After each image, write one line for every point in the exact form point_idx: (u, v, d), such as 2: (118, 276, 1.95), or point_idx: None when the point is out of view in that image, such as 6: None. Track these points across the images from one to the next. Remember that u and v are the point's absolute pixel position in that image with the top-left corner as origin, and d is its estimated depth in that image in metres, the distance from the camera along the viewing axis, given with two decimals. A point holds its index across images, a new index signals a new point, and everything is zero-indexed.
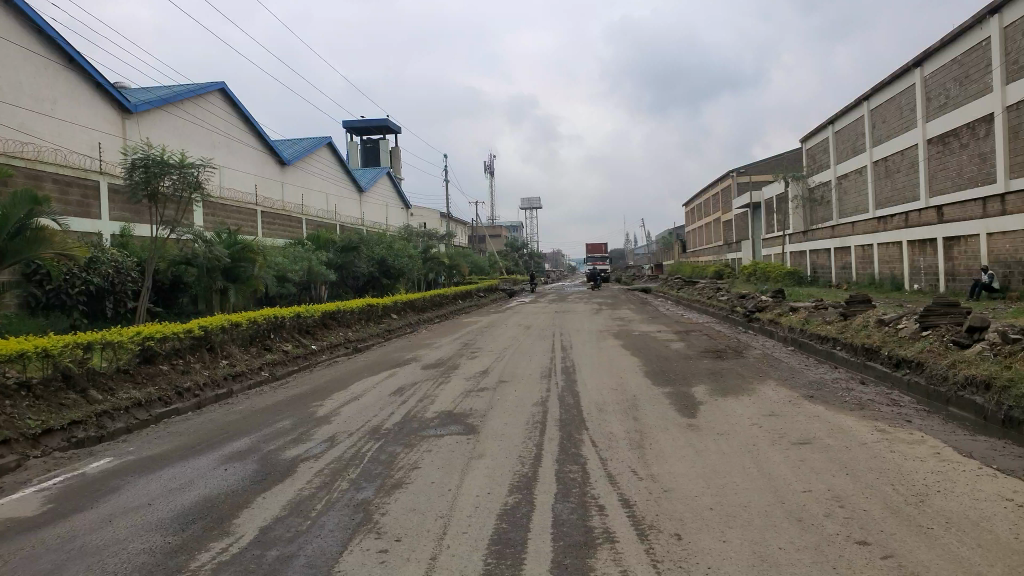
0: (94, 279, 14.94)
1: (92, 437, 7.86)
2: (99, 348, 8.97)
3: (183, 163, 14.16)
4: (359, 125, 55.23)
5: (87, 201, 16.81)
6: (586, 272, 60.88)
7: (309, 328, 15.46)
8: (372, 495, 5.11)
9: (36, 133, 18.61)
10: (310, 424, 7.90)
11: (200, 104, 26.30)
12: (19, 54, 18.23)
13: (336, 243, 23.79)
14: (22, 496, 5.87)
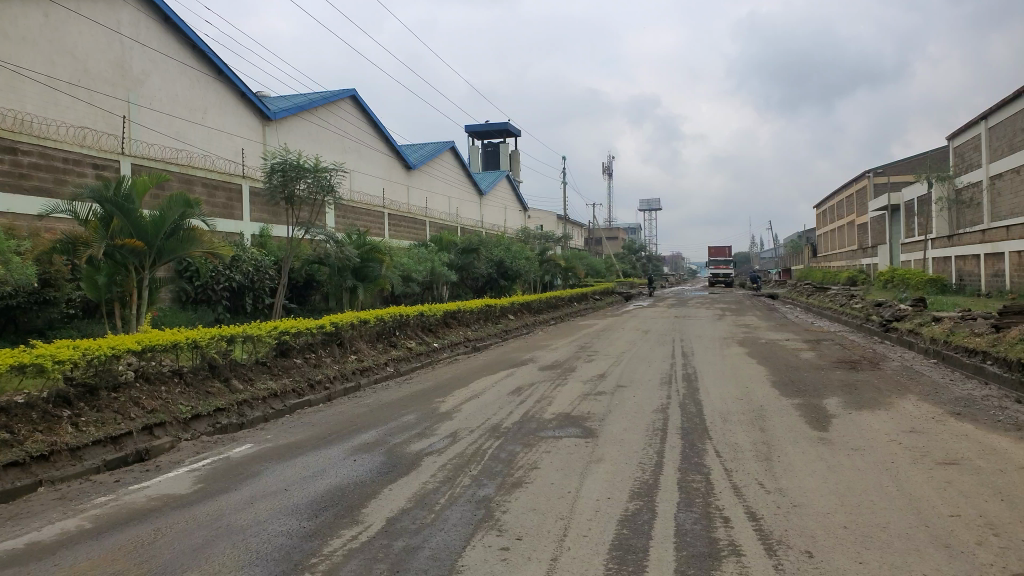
0: (236, 276, 15.96)
1: (234, 424, 8.41)
2: (242, 340, 9.61)
3: (316, 167, 14.86)
4: (481, 129, 56.23)
5: (231, 204, 18.02)
6: (754, 277, 53.05)
7: (431, 326, 15.90)
8: (493, 492, 5.19)
9: (189, 141, 20.12)
10: (433, 420, 8.13)
11: (334, 111, 27.64)
12: (175, 68, 19.77)
13: (458, 244, 24.39)
14: (176, 475, 6.38)
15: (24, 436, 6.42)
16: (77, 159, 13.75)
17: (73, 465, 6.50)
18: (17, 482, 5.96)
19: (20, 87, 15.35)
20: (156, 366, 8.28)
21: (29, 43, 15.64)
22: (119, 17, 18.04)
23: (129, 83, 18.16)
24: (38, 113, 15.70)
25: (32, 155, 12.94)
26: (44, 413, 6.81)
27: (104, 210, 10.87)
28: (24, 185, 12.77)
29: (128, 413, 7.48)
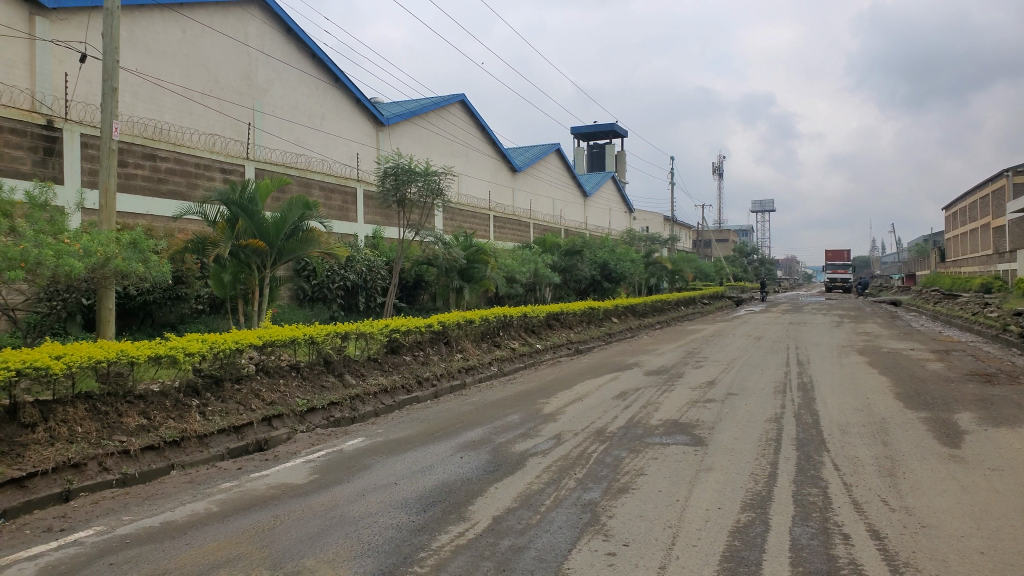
0: (350, 276, 16.54)
1: (346, 418, 8.71)
2: (354, 337, 9.96)
3: (427, 171, 15.21)
4: (587, 130, 56.02)
5: (346, 206, 18.71)
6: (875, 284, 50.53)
7: (535, 327, 15.97)
8: (599, 496, 5.15)
9: (309, 146, 21.03)
10: (538, 420, 8.15)
11: (443, 115, 28.22)
12: (296, 76, 20.72)
13: (562, 246, 24.30)
14: (293, 465, 6.67)
15: (159, 423, 6.88)
16: (207, 165, 14.64)
17: (201, 451, 6.91)
18: (152, 464, 6.40)
19: (158, 97, 16.50)
20: (275, 360, 8.72)
21: (167, 56, 16.76)
22: (246, 29, 19.09)
23: (255, 92, 19.18)
24: (173, 121, 16.83)
25: (169, 161, 13.88)
26: (176, 402, 7.28)
27: (231, 212, 11.54)
28: (161, 189, 13.71)
29: (250, 404, 7.89)
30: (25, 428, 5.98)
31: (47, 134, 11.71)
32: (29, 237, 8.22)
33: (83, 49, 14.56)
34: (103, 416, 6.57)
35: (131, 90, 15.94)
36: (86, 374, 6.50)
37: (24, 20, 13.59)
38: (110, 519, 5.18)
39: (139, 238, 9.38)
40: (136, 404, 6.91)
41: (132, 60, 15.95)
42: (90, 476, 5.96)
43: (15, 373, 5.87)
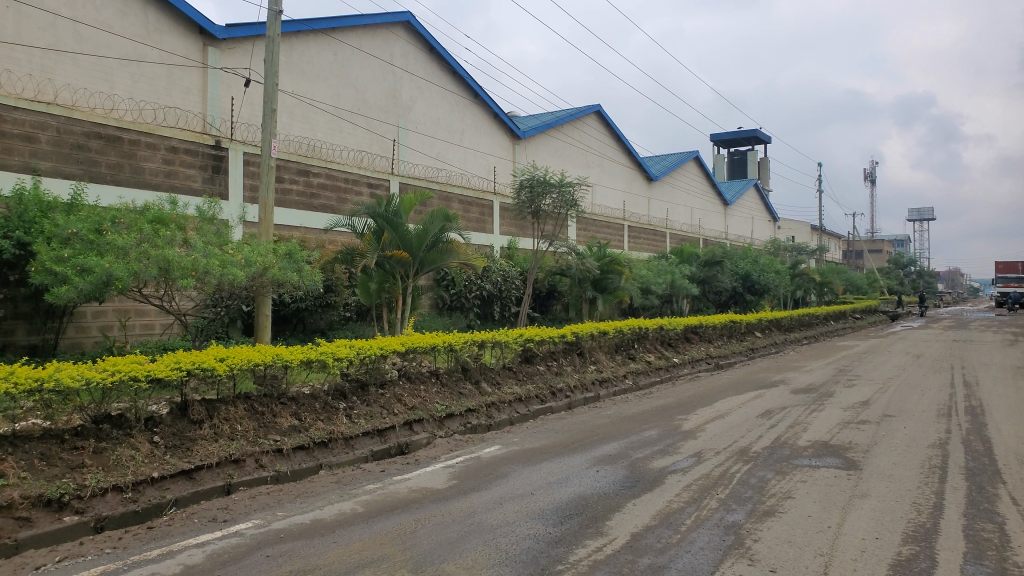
0: (486, 286, 16.88)
1: (482, 425, 8.85)
2: (490, 346, 10.16)
3: (562, 183, 15.26)
4: (728, 137, 54.35)
5: (484, 218, 19.11)
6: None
7: (672, 340, 15.64)
8: (743, 518, 4.94)
9: (449, 160, 21.69)
10: (677, 437, 7.94)
11: (579, 126, 28.27)
12: (438, 93, 21.43)
13: (700, 257, 23.62)
14: (433, 470, 6.85)
15: (309, 424, 7.27)
16: (356, 180, 15.41)
17: (347, 452, 7.23)
18: (303, 463, 6.77)
19: (312, 117, 17.57)
20: (416, 366, 9.03)
21: (321, 78, 17.81)
22: (391, 50, 19.95)
23: (399, 109, 20.01)
24: (325, 139, 17.86)
25: (321, 176, 14.71)
26: (325, 404, 7.68)
27: (376, 225, 12.09)
28: (313, 204, 14.57)
29: (392, 409, 8.19)
30: (194, 424, 6.51)
31: (215, 154, 12.72)
32: (200, 248, 8.95)
33: (248, 75, 15.71)
34: (261, 415, 7.04)
35: (289, 111, 17.05)
36: (245, 376, 7.00)
37: (197, 50, 14.85)
38: (266, 513, 5.52)
39: (294, 249, 10.01)
40: (289, 405, 7.34)
41: (289, 84, 17.06)
42: (249, 471, 6.37)
43: (185, 373, 6.41)
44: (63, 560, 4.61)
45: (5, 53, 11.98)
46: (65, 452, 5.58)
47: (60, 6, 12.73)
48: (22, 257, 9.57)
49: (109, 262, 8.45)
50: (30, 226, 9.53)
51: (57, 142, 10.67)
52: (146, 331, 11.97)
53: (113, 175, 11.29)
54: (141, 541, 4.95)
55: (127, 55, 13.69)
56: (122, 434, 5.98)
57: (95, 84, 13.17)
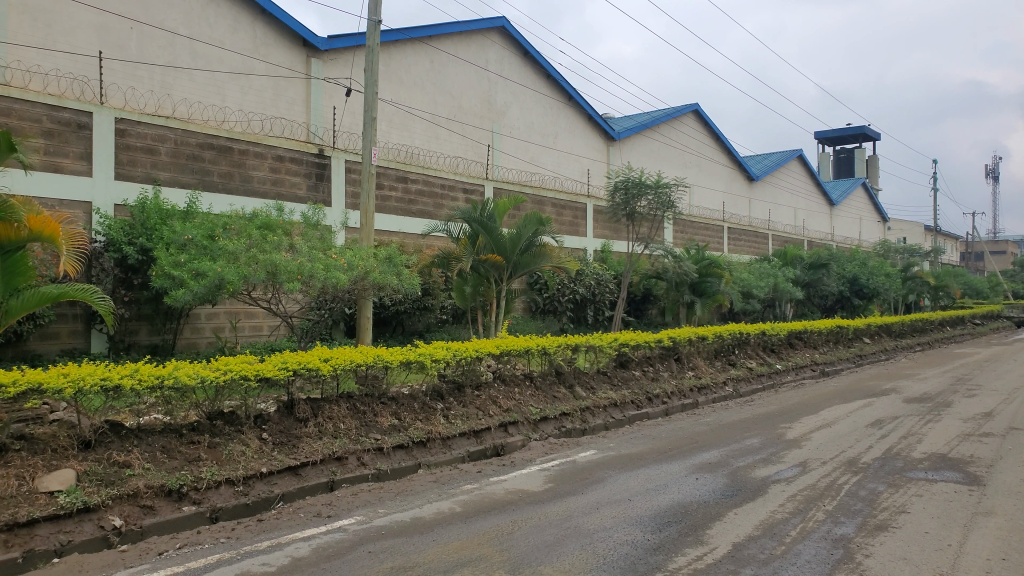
0: (580, 289, 16.82)
1: (577, 429, 8.81)
2: (585, 350, 10.11)
3: (657, 184, 15.03)
4: (834, 135, 52.18)
5: (577, 221, 19.06)
6: None
7: (774, 345, 15.13)
8: (853, 532, 4.72)
9: (543, 164, 21.75)
10: (780, 446, 7.66)
11: (675, 126, 27.80)
12: (532, 97, 21.55)
13: (805, 259, 22.72)
14: (529, 472, 6.88)
15: (408, 424, 7.44)
16: (451, 185, 15.69)
17: (444, 452, 7.35)
18: (402, 461, 6.93)
19: (409, 124, 18.00)
20: (511, 369, 9.09)
21: (418, 86, 18.23)
22: (486, 55, 20.19)
23: (493, 114, 20.24)
24: (422, 146, 18.27)
25: (418, 183, 15.05)
26: (423, 405, 7.84)
27: (471, 229, 12.24)
28: (411, 209, 14.90)
29: (488, 410, 8.26)
30: (299, 421, 6.77)
31: (319, 162, 13.22)
32: (305, 253, 9.32)
33: (349, 84, 16.24)
34: (362, 414, 7.26)
35: (387, 119, 17.53)
36: (347, 376, 7.23)
37: (302, 62, 15.47)
38: (368, 510, 5.68)
39: (393, 254, 10.27)
40: (389, 405, 7.54)
41: (388, 92, 17.54)
42: (351, 469, 6.56)
43: (292, 373, 6.69)
44: (183, 547, 4.89)
45: (130, 71, 12.87)
46: (183, 446, 5.94)
47: (178, 25, 13.56)
48: (144, 262, 10.30)
49: (221, 267, 8.93)
50: (150, 233, 10.25)
51: (175, 153, 11.34)
52: (255, 333, 12.55)
53: (225, 184, 11.92)
54: (252, 533, 5.20)
55: (238, 70, 14.41)
56: (233, 431, 6.30)
57: (209, 98, 13.95)
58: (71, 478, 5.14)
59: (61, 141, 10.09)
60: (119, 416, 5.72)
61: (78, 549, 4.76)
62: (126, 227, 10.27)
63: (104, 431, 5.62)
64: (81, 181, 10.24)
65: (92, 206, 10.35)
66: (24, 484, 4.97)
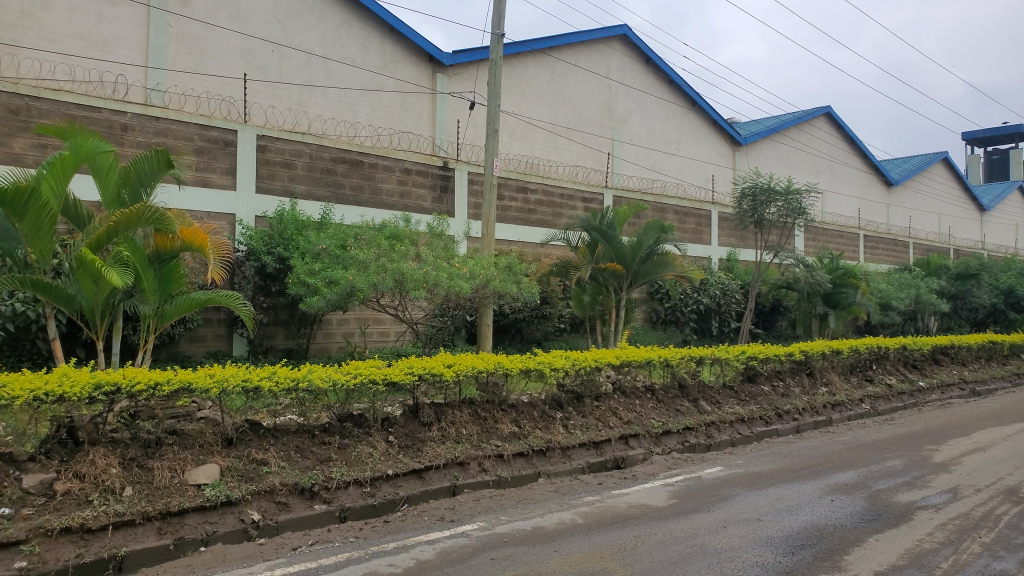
0: (704, 300, 16.35)
1: (702, 444, 8.53)
2: (709, 362, 9.79)
3: (787, 190, 14.38)
4: (984, 135, 48.35)
5: (701, 229, 18.56)
6: None
7: (917, 361, 14.12)
8: (1014, 569, 4.31)
9: (665, 171, 21.36)
10: (926, 469, 7.11)
11: (806, 130, 26.62)
12: (654, 104, 21.22)
13: (951, 269, 21.11)
14: (652, 487, 6.71)
15: (529, 432, 7.44)
16: (571, 194, 15.69)
17: (564, 462, 7.30)
18: (523, 469, 6.94)
19: (530, 135, 18.17)
20: (631, 381, 8.96)
21: (539, 96, 18.37)
22: (608, 64, 20.07)
23: (615, 122, 20.09)
24: (543, 156, 18.39)
25: (538, 193, 15.13)
26: (543, 413, 7.85)
27: (591, 237, 12.16)
28: (531, 219, 14.99)
29: (608, 422, 8.15)
30: (424, 426, 6.93)
31: (443, 174, 13.56)
32: (429, 262, 9.54)
33: (472, 97, 16.59)
34: (483, 420, 7.33)
35: (509, 131, 17.76)
36: (469, 382, 7.35)
37: (428, 77, 15.94)
38: (490, 517, 5.72)
39: (514, 262, 10.35)
40: (509, 412, 7.60)
41: (510, 104, 17.78)
42: (473, 474, 6.64)
43: (417, 378, 6.86)
44: (315, 544, 5.10)
45: (271, 91, 13.68)
46: (316, 446, 6.20)
47: (314, 46, 14.30)
48: (282, 270, 10.89)
49: (352, 275, 9.33)
50: (287, 243, 10.83)
51: (310, 167, 11.91)
52: (382, 338, 12.98)
53: (356, 196, 12.43)
54: (379, 533, 5.34)
55: (368, 86, 15.03)
56: (362, 432, 6.53)
57: (342, 115, 14.61)
58: (215, 472, 5.48)
59: (210, 157, 10.86)
60: (257, 415, 6.05)
61: (222, 539, 5.06)
62: (265, 238, 10.90)
63: (244, 429, 5.96)
64: (226, 195, 10.96)
65: (236, 218, 11.06)
66: (175, 476, 5.34)
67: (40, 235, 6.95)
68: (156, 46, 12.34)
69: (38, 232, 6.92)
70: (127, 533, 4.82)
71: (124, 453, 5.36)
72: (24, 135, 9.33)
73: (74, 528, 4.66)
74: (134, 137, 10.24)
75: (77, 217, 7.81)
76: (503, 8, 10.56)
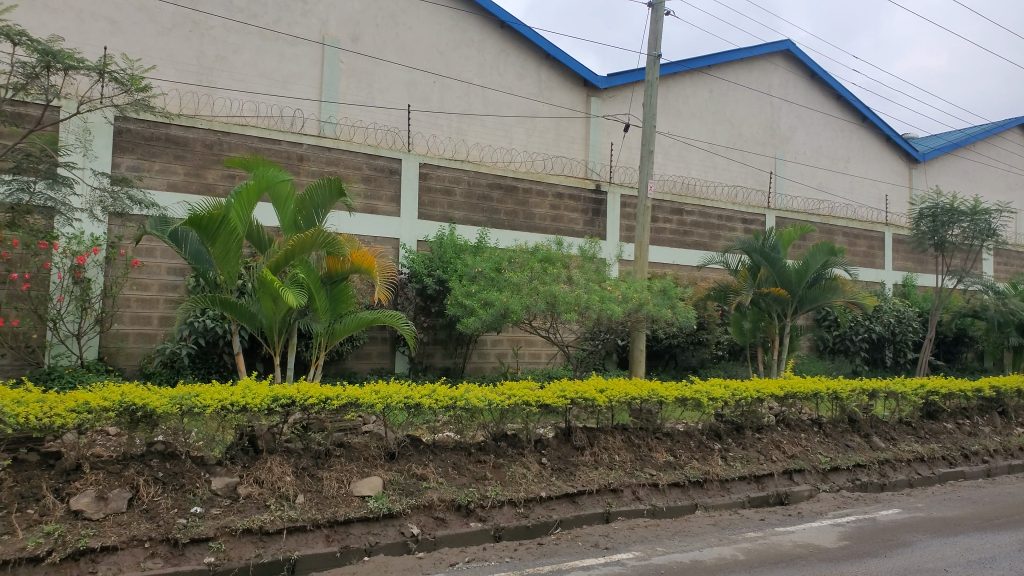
0: (877, 327, 15.22)
1: (875, 484, 7.88)
2: (884, 396, 9.08)
3: (974, 210, 13.12)
4: None
5: (873, 252, 17.36)
6: None
7: None
8: None
9: (833, 191, 20.20)
10: None
11: (996, 143, 24.30)
12: (820, 121, 20.18)
13: None
14: (819, 526, 6.28)
15: (685, 461, 7.20)
16: (730, 216, 15.18)
17: (723, 495, 6.99)
18: (679, 500, 6.71)
19: (687, 155, 17.82)
20: (796, 413, 8.49)
21: (696, 116, 18.00)
22: (770, 81, 19.34)
23: (777, 140, 19.29)
24: (699, 176, 17.97)
25: (694, 215, 14.78)
26: (700, 443, 7.59)
27: (752, 260, 11.68)
28: (687, 241, 14.66)
29: (770, 455, 7.73)
30: (576, 449, 6.90)
31: (596, 197, 13.57)
32: (582, 285, 9.52)
33: (627, 120, 16.55)
34: (637, 447, 7.19)
35: (665, 152, 17.50)
36: (622, 409, 7.25)
37: (582, 101, 16.09)
38: (646, 546, 5.58)
39: (669, 286, 10.10)
40: (664, 440, 7.42)
41: (666, 125, 17.55)
42: (627, 502, 6.49)
43: (569, 401, 6.86)
44: (472, 561, 5.19)
45: (432, 120, 14.32)
46: (472, 464, 6.33)
47: (473, 76, 14.84)
48: (441, 292, 11.28)
49: (506, 297, 9.51)
50: (447, 265, 11.22)
51: (468, 193, 12.31)
52: (534, 359, 13.11)
53: (510, 221, 12.71)
54: (533, 556, 5.35)
55: (524, 112, 15.38)
56: (516, 453, 6.59)
57: (498, 141, 15.03)
58: (378, 484, 5.72)
59: (377, 185, 11.49)
60: (417, 431, 6.25)
61: (384, 550, 5.26)
62: (426, 261, 11.36)
63: (405, 444, 6.19)
64: (391, 220, 11.55)
65: (400, 242, 11.62)
66: (343, 486, 5.63)
67: (228, 257, 7.62)
68: (330, 82, 13.28)
69: (227, 255, 7.58)
70: (299, 538, 5.12)
71: (298, 462, 5.72)
72: (216, 167, 10.31)
73: (254, 529, 5.01)
74: (309, 167, 11.02)
75: (259, 241, 8.45)
76: (659, 30, 10.48)
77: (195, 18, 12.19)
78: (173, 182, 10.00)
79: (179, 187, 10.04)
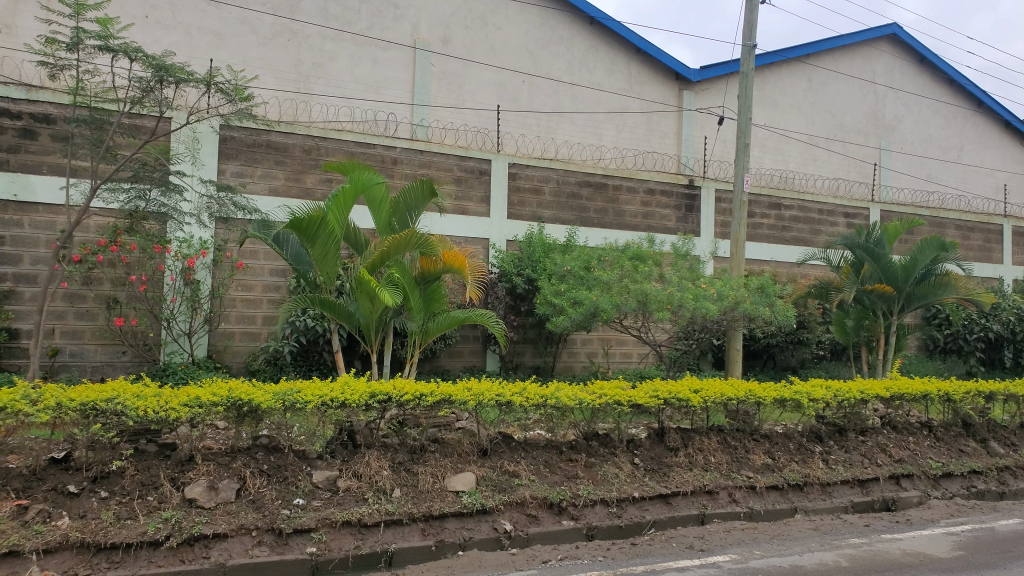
0: (994, 325, 14.22)
1: (993, 492, 7.41)
2: (1003, 399, 8.50)
3: None
4: None
5: (989, 246, 16.30)
6: None
7: None
8: None
9: (944, 181, 19.12)
10: None
11: None
12: (930, 107, 19.13)
13: None
14: (931, 534, 5.96)
15: (784, 464, 6.97)
16: (831, 210, 14.61)
17: (824, 499, 6.73)
18: (777, 504, 6.50)
19: (784, 148, 17.25)
20: (903, 416, 8.10)
21: (793, 107, 17.40)
22: (873, 68, 18.47)
23: (881, 129, 18.42)
24: (798, 169, 17.37)
25: (793, 209, 14.29)
26: (800, 445, 7.34)
27: (855, 257, 11.17)
28: (785, 237, 14.18)
29: (876, 459, 7.39)
30: (670, 450, 6.82)
31: (688, 193, 13.31)
32: (674, 283, 9.32)
33: (721, 112, 16.16)
34: (733, 449, 7.03)
35: (761, 144, 16.99)
36: (718, 410, 7.10)
37: (674, 95, 15.83)
38: (743, 549, 5.44)
39: (767, 283, 9.81)
40: (762, 442, 7.22)
41: (762, 117, 17.04)
42: (723, 504, 6.34)
43: (662, 401, 6.75)
44: (565, 559, 5.19)
45: (522, 120, 14.42)
46: (563, 462, 6.36)
47: (562, 74, 14.83)
48: (531, 290, 11.33)
49: (596, 296, 9.47)
50: (536, 264, 11.24)
51: (557, 192, 12.31)
52: (626, 359, 12.99)
53: (600, 219, 12.62)
54: (626, 555, 5.31)
55: (615, 109, 15.26)
56: (607, 452, 6.56)
57: (588, 139, 14.99)
58: (471, 480, 5.80)
59: (467, 186, 11.66)
60: (509, 429, 6.33)
61: (477, 545, 5.34)
62: (515, 260, 11.42)
63: (497, 441, 6.28)
64: (482, 220, 11.69)
65: (490, 242, 11.75)
66: (437, 481, 5.74)
67: (327, 259, 7.89)
68: (422, 85, 13.55)
69: (326, 257, 7.86)
70: (396, 530, 5.26)
71: (394, 457, 5.88)
72: (315, 171, 10.70)
73: (353, 521, 5.18)
74: (402, 169, 11.28)
75: (356, 242, 8.72)
76: (755, 19, 10.17)
77: (294, 28, 12.67)
78: (274, 187, 10.44)
79: (281, 191, 10.47)
